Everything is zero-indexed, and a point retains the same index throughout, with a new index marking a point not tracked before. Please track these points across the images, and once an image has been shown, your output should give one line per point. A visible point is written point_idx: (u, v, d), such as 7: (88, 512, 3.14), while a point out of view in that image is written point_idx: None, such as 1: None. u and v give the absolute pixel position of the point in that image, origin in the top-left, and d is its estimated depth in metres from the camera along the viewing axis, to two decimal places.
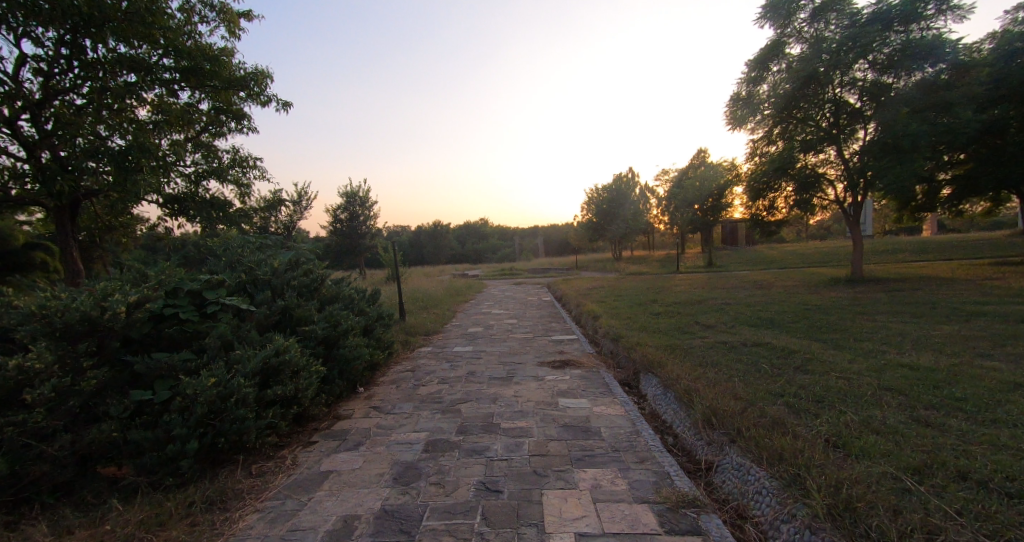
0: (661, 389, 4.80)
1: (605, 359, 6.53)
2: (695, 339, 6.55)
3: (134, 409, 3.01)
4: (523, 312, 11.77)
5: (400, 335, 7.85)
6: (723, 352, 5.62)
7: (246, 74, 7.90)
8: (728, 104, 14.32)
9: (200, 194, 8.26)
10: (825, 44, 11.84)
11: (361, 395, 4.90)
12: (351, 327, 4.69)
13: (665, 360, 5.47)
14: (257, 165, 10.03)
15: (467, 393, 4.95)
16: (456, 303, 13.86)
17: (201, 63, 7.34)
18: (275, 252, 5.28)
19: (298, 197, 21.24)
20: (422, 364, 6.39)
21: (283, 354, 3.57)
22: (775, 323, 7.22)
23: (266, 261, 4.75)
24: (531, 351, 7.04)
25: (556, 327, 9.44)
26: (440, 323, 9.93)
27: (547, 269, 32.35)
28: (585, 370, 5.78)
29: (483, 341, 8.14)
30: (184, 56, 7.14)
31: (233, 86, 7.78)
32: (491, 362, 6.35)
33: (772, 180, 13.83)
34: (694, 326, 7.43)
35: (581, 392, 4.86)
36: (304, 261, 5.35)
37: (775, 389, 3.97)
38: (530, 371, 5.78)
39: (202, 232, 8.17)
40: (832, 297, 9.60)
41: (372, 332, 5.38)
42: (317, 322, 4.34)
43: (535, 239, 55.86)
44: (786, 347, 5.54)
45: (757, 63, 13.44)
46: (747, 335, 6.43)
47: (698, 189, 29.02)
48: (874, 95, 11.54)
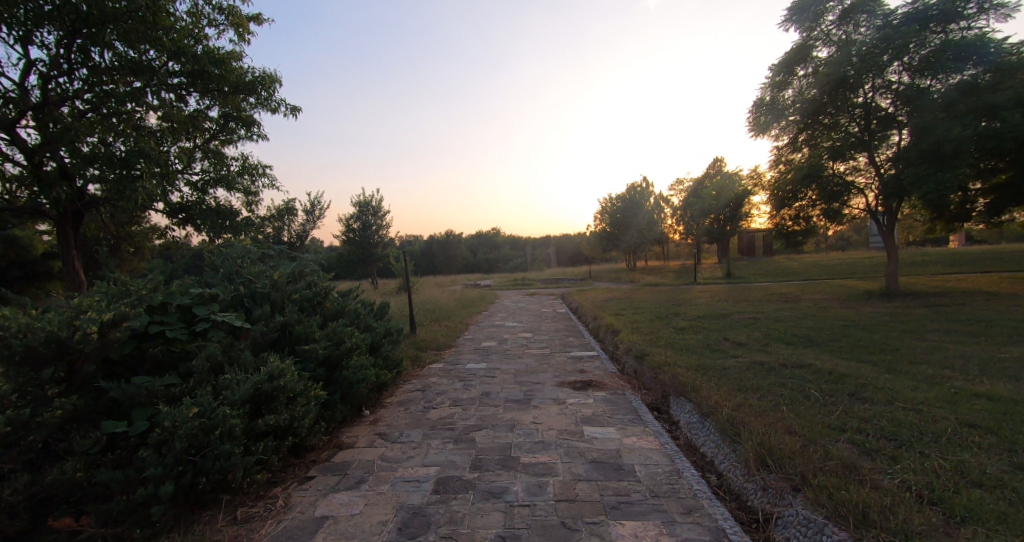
0: (697, 417, 4.32)
1: (630, 379, 6.06)
2: (727, 358, 6.05)
3: (105, 444, 2.64)
4: (538, 326, 11.32)
5: (410, 351, 7.46)
6: (763, 374, 5.12)
7: (256, 80, 7.66)
8: (751, 110, 13.90)
9: (206, 202, 7.94)
10: (856, 47, 11.37)
11: (366, 421, 4.49)
12: (356, 345, 4.31)
13: (698, 383, 4.99)
14: (268, 174, 9.81)
15: (482, 419, 4.52)
16: (468, 315, 13.47)
17: (208, 68, 7.08)
18: (278, 263, 4.94)
19: (311, 206, 21.15)
20: (433, 383, 5.97)
21: (277, 379, 3.18)
22: (814, 341, 6.67)
23: (266, 273, 4.40)
24: (549, 369, 6.59)
25: (574, 342, 8.99)
26: (452, 336, 9.53)
27: (560, 280, 31.85)
28: (610, 392, 5.32)
29: (498, 357, 7.72)
30: (192, 60, 6.89)
31: (242, 91, 7.56)
32: (506, 382, 5.92)
33: (799, 189, 13.33)
34: (723, 344, 6.94)
35: (607, 419, 4.40)
36: (309, 272, 5.00)
37: (834, 423, 3.49)
38: (550, 392, 5.33)
39: (207, 242, 7.89)
40: (870, 312, 8.99)
41: (380, 349, 5.00)
42: (319, 340, 3.97)
43: (547, 249, 55.39)
44: (833, 370, 5.02)
45: (782, 67, 13.03)
46: (786, 355, 5.92)
47: (716, 199, 28.44)
48: (909, 100, 11.00)
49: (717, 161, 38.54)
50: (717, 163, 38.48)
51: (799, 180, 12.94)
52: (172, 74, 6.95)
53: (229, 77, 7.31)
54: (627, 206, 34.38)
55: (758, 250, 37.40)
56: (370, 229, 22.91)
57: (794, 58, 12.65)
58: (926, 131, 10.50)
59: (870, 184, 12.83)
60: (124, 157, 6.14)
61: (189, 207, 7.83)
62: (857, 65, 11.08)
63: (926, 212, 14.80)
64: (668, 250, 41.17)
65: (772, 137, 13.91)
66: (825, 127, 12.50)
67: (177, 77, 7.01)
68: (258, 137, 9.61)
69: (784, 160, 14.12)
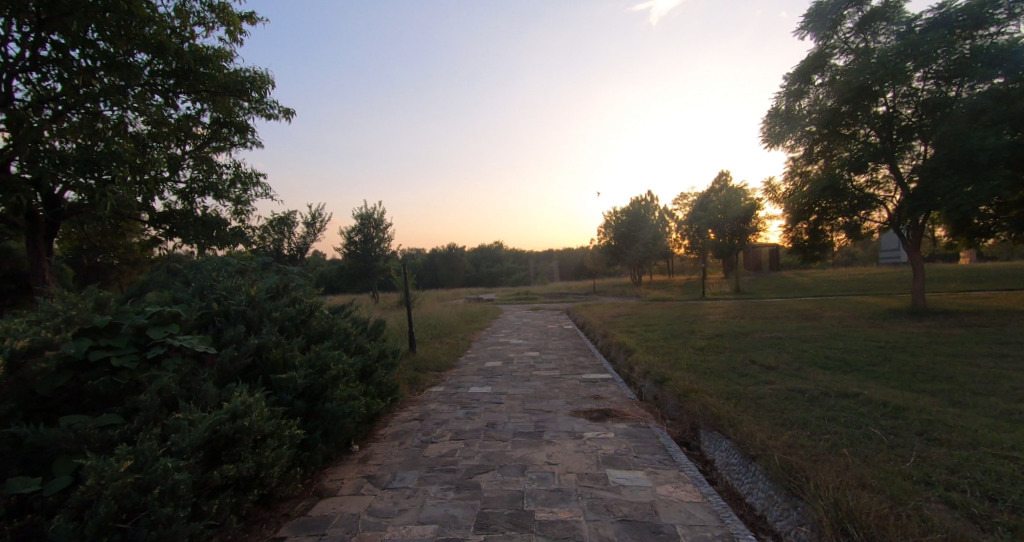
0: (737, 457, 3.73)
1: (650, 408, 5.47)
2: (759, 385, 5.45)
3: (11, 507, 2.05)
4: (544, 344, 10.73)
5: (408, 372, 6.87)
6: (806, 406, 4.52)
7: (246, 80, 7.17)
8: (764, 120, 13.54)
9: (193, 211, 7.45)
10: (875, 55, 10.98)
11: (353, 459, 3.88)
12: (345, 371, 3.74)
13: (732, 414, 4.40)
14: (261, 182, 9.36)
15: (489, 457, 3.93)
16: (471, 331, 12.89)
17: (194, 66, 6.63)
18: (259, 277, 4.41)
19: (312, 218, 20.74)
20: (432, 411, 5.37)
21: (241, 419, 2.59)
22: (850, 365, 6.10)
23: (243, 287, 3.86)
24: (560, 395, 5.99)
25: (584, 362, 8.41)
26: (454, 355, 8.95)
27: (564, 294, 31.23)
28: (632, 425, 4.72)
29: (504, 379, 7.15)
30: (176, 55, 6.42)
31: (231, 92, 7.09)
32: (514, 410, 5.32)
33: (817, 201, 12.70)
34: (748, 367, 6.35)
35: (633, 459, 3.81)
36: (294, 287, 4.45)
37: (915, 474, 2.90)
38: (564, 424, 4.72)
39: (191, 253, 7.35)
40: (902, 332, 8.39)
41: (372, 375, 4.41)
42: (300, 367, 3.39)
43: (551, 263, 54.89)
44: (888, 402, 4.41)
45: (797, 75, 12.64)
46: (826, 381, 5.31)
47: (723, 213, 27.96)
48: (934, 109, 10.53)
49: (722, 175, 38.17)
50: (722, 177, 38.10)
51: (819, 193, 12.28)
52: (155, 72, 6.51)
53: (217, 76, 6.87)
54: (632, 220, 33.92)
55: (764, 265, 36.85)
56: (371, 242, 22.46)
57: (810, 66, 12.24)
58: (953, 141, 10.01)
59: (894, 192, 12.29)
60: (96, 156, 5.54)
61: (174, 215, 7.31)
62: (877, 72, 10.65)
63: (946, 227, 14.26)
64: (673, 265, 40.61)
65: (787, 148, 13.46)
66: (841, 139, 12.10)
67: (159, 74, 6.56)
68: (252, 144, 9.20)
69: (799, 171, 13.71)
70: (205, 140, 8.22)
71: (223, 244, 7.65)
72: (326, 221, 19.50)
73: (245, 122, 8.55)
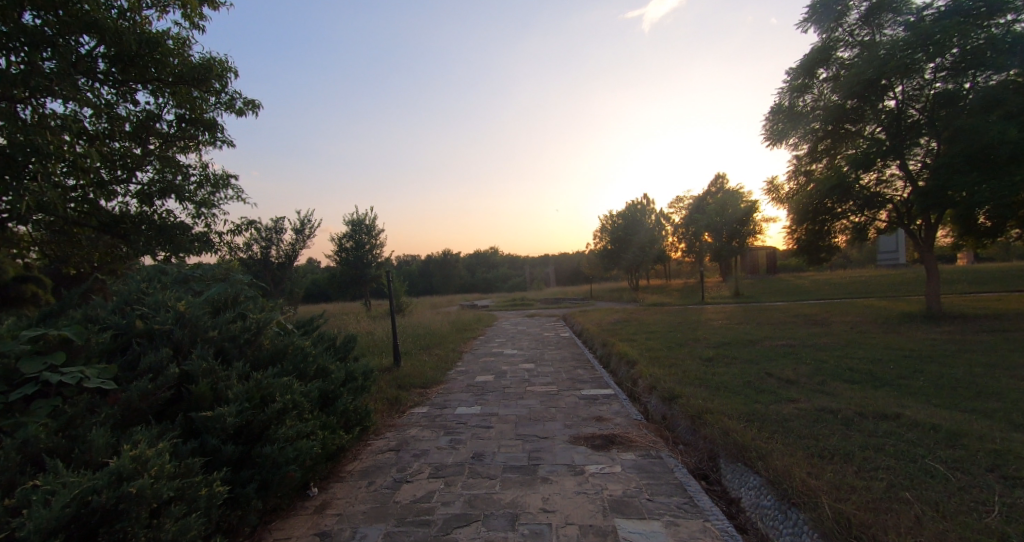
0: (770, 500, 3.08)
1: (659, 431, 4.83)
2: (782, 404, 4.81)
3: None
4: (540, 354, 10.07)
5: (387, 392, 6.18)
6: (843, 431, 3.88)
7: (204, 67, 6.49)
8: (766, 117, 13.03)
9: (146, 215, 6.81)
10: (882, 47, 10.50)
11: (307, 509, 3.20)
12: (297, 402, 3.07)
13: (759, 442, 3.76)
14: (234, 185, 8.73)
15: (473, 502, 3.25)
16: (463, 341, 12.23)
17: (141, 52, 5.92)
18: (201, 289, 3.74)
19: (300, 224, 20.03)
20: (411, 439, 4.70)
21: (127, 482, 1.90)
22: (878, 378, 5.50)
23: (173, 302, 3.19)
24: (557, 416, 5.33)
25: (583, 375, 7.77)
26: (442, 369, 8.27)
27: (560, 300, 30.61)
28: (641, 455, 4.07)
29: (496, 396, 6.49)
30: (117, 41, 5.66)
31: (188, 81, 6.42)
32: (505, 438, 4.65)
33: (825, 200, 12.18)
34: (765, 382, 5.72)
35: (646, 504, 3.14)
36: (244, 300, 3.79)
37: (1013, 534, 2.26)
38: (562, 456, 4.06)
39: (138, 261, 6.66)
40: (924, 338, 7.80)
41: (335, 403, 3.74)
42: (233, 401, 2.71)
43: (546, 268, 54.32)
44: (938, 425, 3.77)
45: (802, 70, 12.11)
46: (857, 399, 4.69)
47: (722, 216, 27.48)
48: (947, 103, 10.11)
49: (718, 176, 37.73)
50: (719, 178, 37.68)
51: (826, 192, 11.81)
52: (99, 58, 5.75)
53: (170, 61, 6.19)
54: (629, 223, 33.39)
55: (762, 268, 36.45)
56: (363, 248, 21.78)
57: (815, 60, 11.74)
58: (968, 134, 9.50)
59: (904, 190, 11.71)
60: (14, 146, 4.88)
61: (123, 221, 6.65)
62: (886, 64, 10.18)
63: (954, 228, 13.78)
64: (670, 268, 40.12)
65: (790, 146, 12.98)
66: (845, 136, 11.84)
67: (101, 59, 5.82)
68: (223, 143, 8.63)
69: (803, 170, 13.21)
70: (166, 138, 7.71)
71: (182, 251, 6.97)
72: (315, 228, 18.84)
73: (213, 118, 8.05)
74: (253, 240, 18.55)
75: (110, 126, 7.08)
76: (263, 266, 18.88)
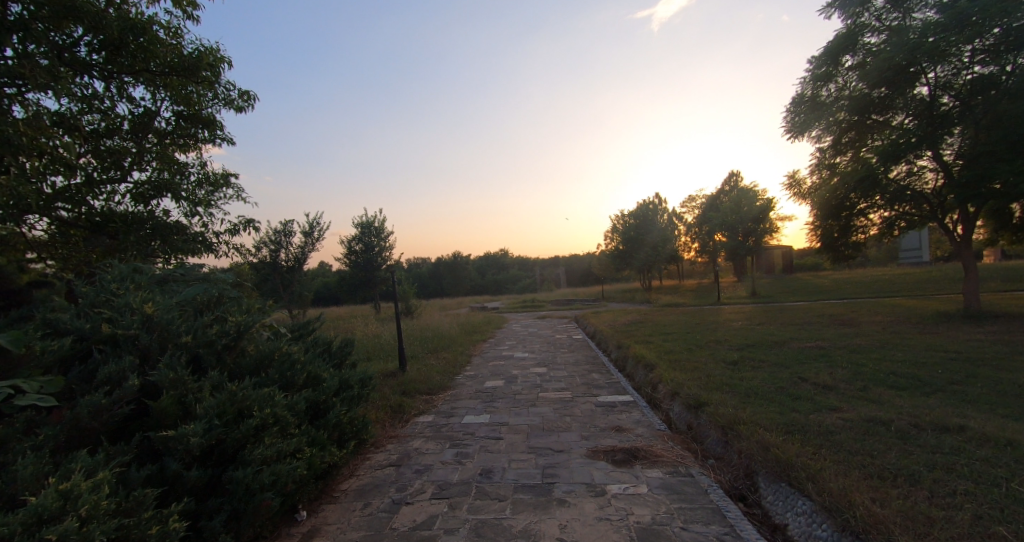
0: (826, 529, 2.61)
1: (687, 444, 4.39)
2: (823, 413, 4.34)
3: None
4: (552, 358, 9.66)
5: (390, 400, 5.81)
6: (902, 445, 3.40)
7: (195, 56, 6.18)
8: (787, 108, 12.49)
9: (136, 213, 6.50)
10: (913, 31, 9.98)
11: (292, 538, 2.82)
12: (280, 416, 2.70)
13: (805, 458, 3.30)
14: (234, 184, 8.47)
15: (479, 530, 2.85)
16: (472, 344, 11.84)
17: (126, 40, 5.59)
18: (179, 290, 3.38)
19: (308, 226, 19.82)
20: (414, 453, 4.31)
21: (47, 526, 1.53)
22: (928, 383, 4.98)
23: (144, 304, 2.84)
24: (573, 426, 4.92)
25: (599, 380, 7.34)
26: (450, 374, 7.92)
27: (571, 301, 30.07)
28: (669, 473, 3.63)
29: (507, 404, 6.09)
30: (97, 26, 5.30)
31: (180, 72, 6.12)
32: (516, 452, 4.24)
33: (854, 194, 11.69)
34: (800, 389, 5.24)
35: (681, 534, 2.71)
36: (227, 302, 3.44)
37: None
38: (580, 472, 3.65)
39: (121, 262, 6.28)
40: (966, 339, 7.24)
41: (328, 415, 3.36)
42: (200, 417, 2.34)
43: (557, 270, 53.77)
44: (1014, 440, 3.29)
45: (825, 57, 11.56)
46: (909, 408, 4.20)
47: (737, 214, 26.83)
48: (982, 90, 9.66)
49: (732, 174, 37.02)
50: (734, 176, 36.96)
51: (854, 184, 11.40)
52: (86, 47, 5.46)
53: (161, 52, 5.91)
54: (641, 223, 32.83)
55: (778, 268, 35.63)
56: (374, 252, 21.54)
57: (840, 47, 11.19)
58: (1008, 120, 8.92)
59: (936, 182, 11.30)
60: None
61: (110, 220, 6.33)
62: (919, 49, 9.67)
63: (987, 223, 13.11)
64: (683, 269, 39.42)
65: (812, 139, 12.47)
66: (873, 126, 11.44)
67: (87, 49, 5.53)
68: (222, 141, 8.39)
69: (826, 164, 12.66)
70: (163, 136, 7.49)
71: (177, 252, 6.68)
72: (324, 230, 18.63)
73: (211, 115, 7.82)
74: (261, 242, 18.41)
75: (106, 123, 6.91)
76: (272, 269, 18.71)
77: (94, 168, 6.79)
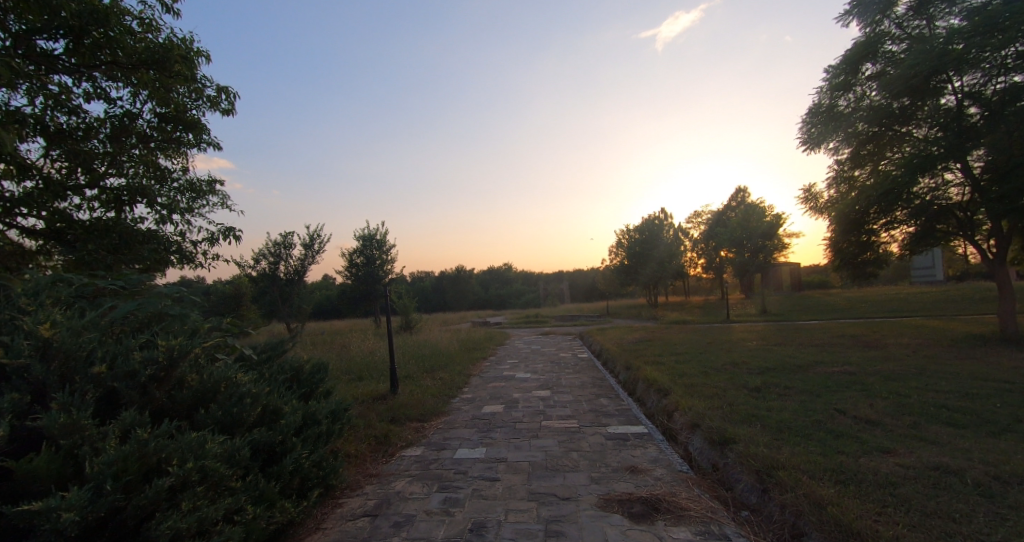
0: None
1: (715, 491, 3.75)
2: (875, 456, 3.69)
3: None
4: (556, 379, 9.03)
5: (376, 429, 5.21)
6: (992, 508, 2.75)
7: (166, 48, 5.70)
8: (803, 119, 12.02)
9: (98, 219, 5.90)
10: (938, 38, 9.49)
11: None
12: (211, 470, 2.10)
13: (872, 523, 2.65)
14: (219, 191, 8.00)
15: None
16: (472, 362, 11.23)
17: (88, 29, 5.15)
18: (111, 307, 2.82)
19: (309, 238, 19.34)
20: (396, 497, 3.70)
21: None
22: (992, 420, 4.33)
23: (49, 323, 2.27)
24: (580, 465, 4.30)
25: (608, 407, 6.70)
26: (446, 397, 7.30)
27: (575, 317, 29.40)
28: (699, 533, 3.00)
29: (506, 433, 5.48)
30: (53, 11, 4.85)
31: (148, 64, 5.64)
32: (513, 499, 3.61)
33: (877, 208, 11.11)
34: (838, 424, 4.59)
35: None
36: (170, 321, 2.88)
37: None
38: (591, 530, 3.03)
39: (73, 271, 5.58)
40: (1014, 367, 6.56)
41: (283, 459, 2.76)
42: (88, 479, 1.75)
43: (561, 284, 53.20)
44: None
45: (845, 65, 11.07)
46: (980, 454, 3.54)
47: (747, 229, 26.27)
48: (1011, 101, 9.10)
49: (739, 190, 36.57)
50: (741, 192, 36.48)
51: (877, 199, 10.82)
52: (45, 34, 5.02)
53: (128, 42, 5.46)
54: (647, 238, 32.26)
55: (786, 285, 34.94)
56: (374, 264, 20.64)
57: (861, 55, 10.71)
58: None
59: (962, 196, 10.75)
60: None
61: (65, 227, 5.73)
62: (944, 58, 9.18)
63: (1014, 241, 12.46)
64: (690, 285, 38.74)
65: (829, 151, 11.95)
66: (894, 138, 10.91)
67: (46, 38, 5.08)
68: (210, 146, 7.93)
69: (845, 177, 12.12)
70: (143, 138, 7.02)
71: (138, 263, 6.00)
72: (325, 242, 18.19)
73: (195, 117, 7.36)
74: (260, 254, 18.01)
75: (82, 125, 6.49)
76: (270, 281, 18.26)
77: (61, 172, 6.29)
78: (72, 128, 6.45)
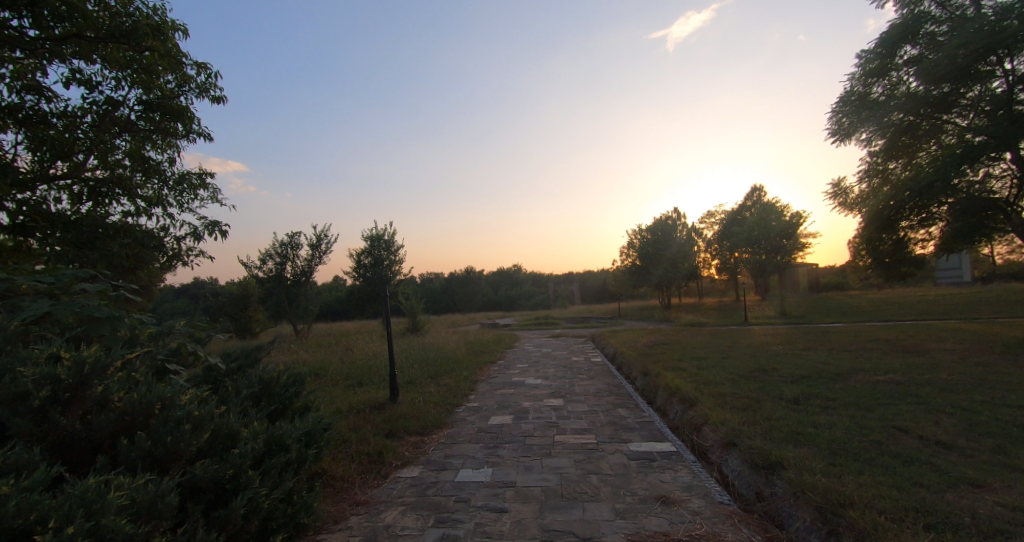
0: None
1: (768, 531, 3.10)
2: (963, 491, 3.02)
3: None
4: (569, 386, 8.42)
5: (369, 446, 4.65)
6: None
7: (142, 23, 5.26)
8: (833, 108, 11.33)
9: (66, 212, 5.41)
10: (984, 19, 8.75)
11: None
12: (108, 532, 1.53)
13: None
14: (210, 185, 7.53)
15: None
16: (479, 366, 10.66)
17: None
18: (27, 308, 2.28)
19: (316, 239, 18.93)
20: (383, 534, 3.12)
21: None
22: None
23: None
24: (601, 493, 3.70)
25: (627, 419, 6.08)
26: (450, 405, 6.75)
27: (586, 319, 28.76)
28: None
29: (516, 450, 4.88)
30: None
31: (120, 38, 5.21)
32: (522, 538, 3.00)
33: (916, 202, 10.30)
34: (904, 446, 3.91)
35: None
36: (100, 325, 2.33)
37: None
38: None
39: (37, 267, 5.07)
40: None
41: (234, 500, 2.18)
42: None
43: (571, 285, 52.53)
44: None
45: (881, 50, 10.33)
46: None
47: (765, 229, 25.39)
48: None
49: (755, 189, 35.63)
50: (757, 191, 35.49)
51: (918, 193, 10.02)
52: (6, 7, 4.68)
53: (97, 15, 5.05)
54: (660, 238, 31.51)
55: (804, 287, 33.95)
56: (382, 264, 20.17)
57: (898, 38, 9.97)
58: None
59: (1009, 190, 10.03)
60: None
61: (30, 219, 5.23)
62: (996, 35, 8.41)
63: None
64: (703, 286, 37.85)
65: (861, 142, 11.25)
66: (934, 128, 10.16)
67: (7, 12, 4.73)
68: (201, 137, 7.47)
69: (878, 170, 11.35)
70: (128, 128, 6.57)
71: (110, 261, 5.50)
72: (331, 241, 17.77)
73: (184, 105, 6.91)
74: (267, 255, 17.65)
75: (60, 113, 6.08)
76: (276, 282, 17.89)
77: (34, 161, 5.82)
78: (50, 117, 6.04)
